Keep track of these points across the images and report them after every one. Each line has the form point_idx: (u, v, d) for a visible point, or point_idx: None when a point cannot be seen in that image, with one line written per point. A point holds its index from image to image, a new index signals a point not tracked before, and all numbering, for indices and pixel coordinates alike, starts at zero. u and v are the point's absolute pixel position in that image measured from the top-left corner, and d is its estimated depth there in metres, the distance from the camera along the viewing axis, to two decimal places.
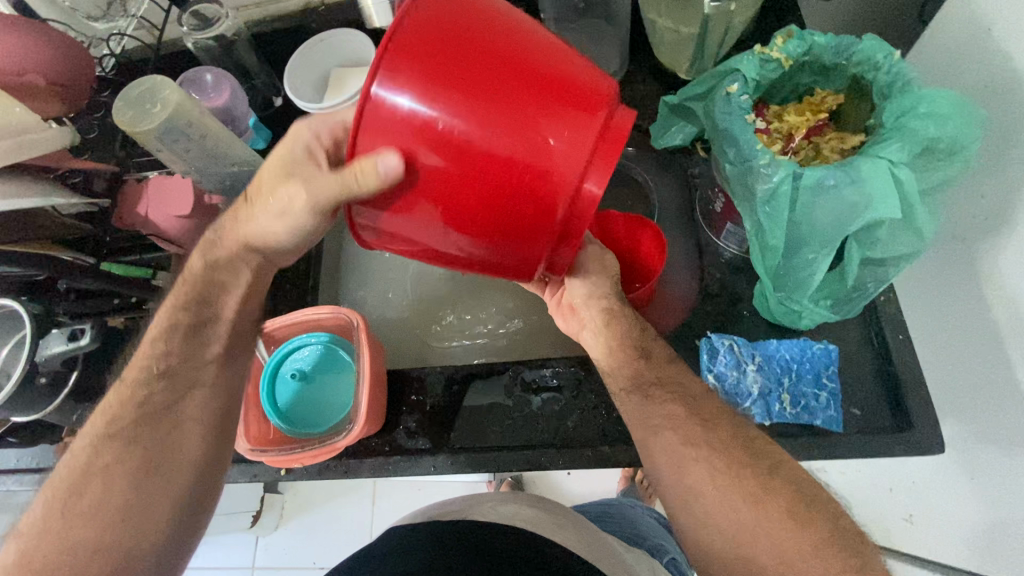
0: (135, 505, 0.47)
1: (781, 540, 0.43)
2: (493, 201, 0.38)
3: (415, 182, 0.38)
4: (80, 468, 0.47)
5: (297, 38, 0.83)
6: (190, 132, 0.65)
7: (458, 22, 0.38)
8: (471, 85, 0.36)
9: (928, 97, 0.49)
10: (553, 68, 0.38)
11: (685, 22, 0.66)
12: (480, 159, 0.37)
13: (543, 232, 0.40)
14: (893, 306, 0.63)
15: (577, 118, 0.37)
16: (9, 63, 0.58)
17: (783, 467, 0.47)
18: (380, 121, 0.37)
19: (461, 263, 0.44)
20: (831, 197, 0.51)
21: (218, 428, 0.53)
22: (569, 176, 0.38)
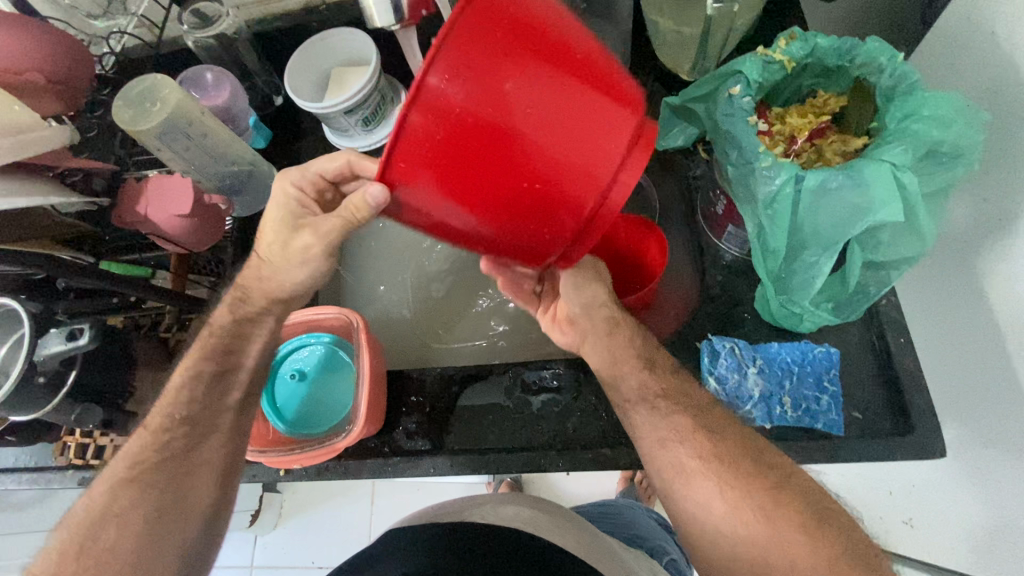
0: (147, 558, 0.47)
1: (788, 547, 0.43)
2: (537, 193, 0.38)
3: (464, 168, 0.36)
4: (97, 511, 0.48)
5: (298, 36, 0.83)
6: (190, 131, 0.65)
7: (521, 0, 0.35)
8: (536, 79, 0.35)
9: (931, 100, 0.49)
10: (600, 64, 0.38)
11: (687, 22, 0.65)
12: (535, 152, 0.36)
13: (572, 229, 0.42)
14: (895, 310, 0.63)
15: (622, 118, 0.39)
16: (6, 61, 0.57)
17: (796, 478, 0.47)
18: (435, 102, 0.33)
19: (474, 246, 0.43)
20: (834, 200, 0.51)
21: (229, 471, 0.54)
22: (609, 173, 0.39)
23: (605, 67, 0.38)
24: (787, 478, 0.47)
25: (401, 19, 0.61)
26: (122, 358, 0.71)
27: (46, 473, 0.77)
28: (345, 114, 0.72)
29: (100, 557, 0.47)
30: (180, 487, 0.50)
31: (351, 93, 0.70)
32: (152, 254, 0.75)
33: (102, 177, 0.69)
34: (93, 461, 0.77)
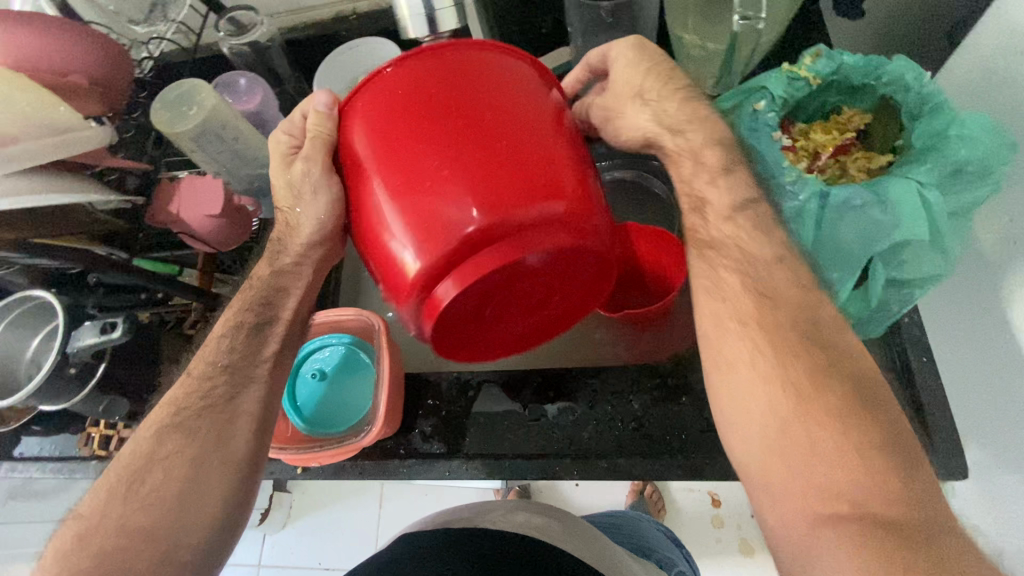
0: (190, 500, 0.48)
1: (818, 444, 0.39)
2: (409, 223, 0.40)
3: (372, 173, 0.42)
4: (144, 457, 0.50)
5: (328, 45, 0.85)
6: (224, 134, 0.67)
7: (487, 74, 0.41)
8: (459, 112, 0.40)
9: (959, 119, 0.49)
10: (537, 149, 0.40)
11: (712, 39, 0.66)
12: (420, 181, 0.40)
13: (431, 256, 0.40)
14: (917, 328, 0.62)
15: (517, 197, 0.38)
16: (53, 65, 0.59)
17: (850, 362, 0.41)
18: (375, 102, 0.42)
19: (364, 246, 0.45)
20: (857, 217, 0.51)
21: (265, 422, 0.54)
22: (476, 237, 0.39)
23: (556, 151, 0.41)
24: (837, 360, 0.41)
25: (435, 31, 0.51)
26: (152, 355, 0.73)
27: (69, 463, 0.79)
28: None
29: (148, 497, 0.48)
30: (223, 435, 0.51)
31: None
32: (183, 253, 0.76)
33: (135, 177, 0.71)
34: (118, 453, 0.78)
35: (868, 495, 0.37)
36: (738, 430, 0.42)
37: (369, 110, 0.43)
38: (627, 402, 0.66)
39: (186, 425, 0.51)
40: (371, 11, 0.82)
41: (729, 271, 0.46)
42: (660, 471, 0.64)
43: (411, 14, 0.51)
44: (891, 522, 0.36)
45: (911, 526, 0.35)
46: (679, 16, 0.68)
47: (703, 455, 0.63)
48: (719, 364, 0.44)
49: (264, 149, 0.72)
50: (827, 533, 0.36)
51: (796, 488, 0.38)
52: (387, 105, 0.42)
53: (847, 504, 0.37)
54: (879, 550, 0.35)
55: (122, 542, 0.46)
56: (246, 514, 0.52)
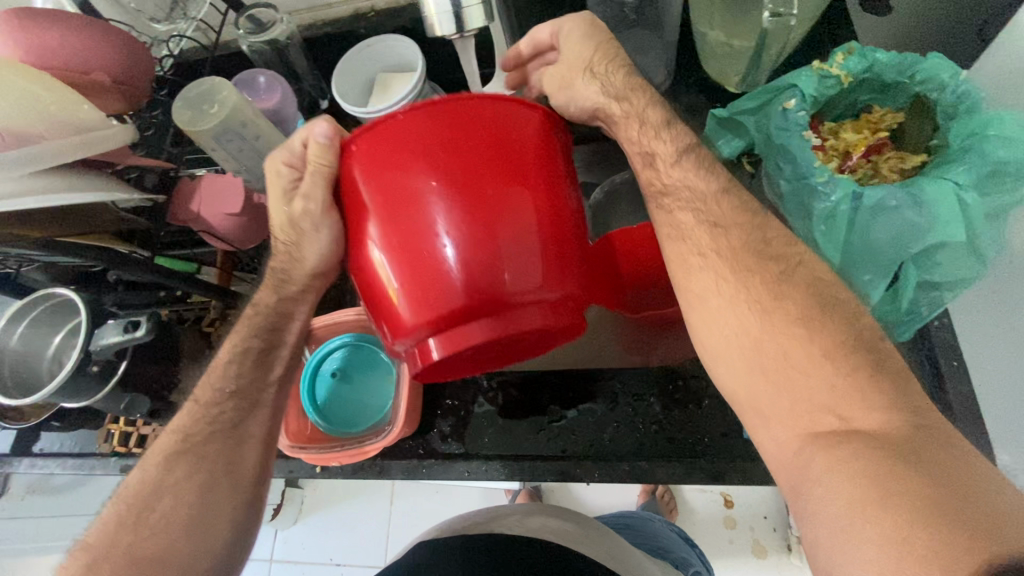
0: (201, 524, 0.49)
1: (792, 354, 0.38)
2: (407, 281, 0.39)
3: (373, 217, 0.40)
4: (151, 484, 0.50)
5: (346, 42, 0.84)
6: (245, 132, 0.68)
7: (508, 135, 0.38)
8: (474, 176, 0.38)
9: (998, 119, 0.48)
10: (549, 225, 0.39)
11: (739, 36, 0.65)
12: (425, 241, 0.38)
13: (422, 324, 0.39)
14: (947, 331, 0.60)
15: (523, 276, 0.38)
16: (74, 62, 0.59)
17: (801, 269, 0.42)
18: (383, 141, 0.39)
19: (357, 288, 0.43)
20: (891, 218, 0.50)
21: (268, 446, 0.55)
22: (475, 310, 0.38)
23: (556, 225, 0.39)
24: (790, 268, 0.42)
25: (463, 30, 0.49)
26: (175, 353, 0.73)
27: (88, 459, 0.79)
28: None
29: (158, 526, 0.48)
30: (232, 458, 0.52)
31: (396, 100, 0.72)
32: (200, 250, 0.78)
33: (153, 173, 0.70)
34: (135, 450, 0.78)
35: (845, 396, 0.36)
36: (720, 365, 0.42)
37: (374, 147, 0.39)
38: (648, 404, 0.66)
39: (196, 449, 0.52)
40: (389, 7, 0.81)
41: (686, 210, 0.45)
42: (683, 474, 0.63)
43: (438, 13, 0.48)
44: (877, 423, 0.35)
45: (895, 424, 0.34)
46: (705, 13, 0.67)
47: (726, 459, 0.62)
48: (688, 299, 0.43)
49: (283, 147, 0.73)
50: (820, 448, 0.35)
51: (783, 407, 0.38)
52: (396, 150, 0.38)
53: (832, 414, 0.36)
54: (871, 446, 0.34)
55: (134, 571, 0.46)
56: (250, 541, 0.53)
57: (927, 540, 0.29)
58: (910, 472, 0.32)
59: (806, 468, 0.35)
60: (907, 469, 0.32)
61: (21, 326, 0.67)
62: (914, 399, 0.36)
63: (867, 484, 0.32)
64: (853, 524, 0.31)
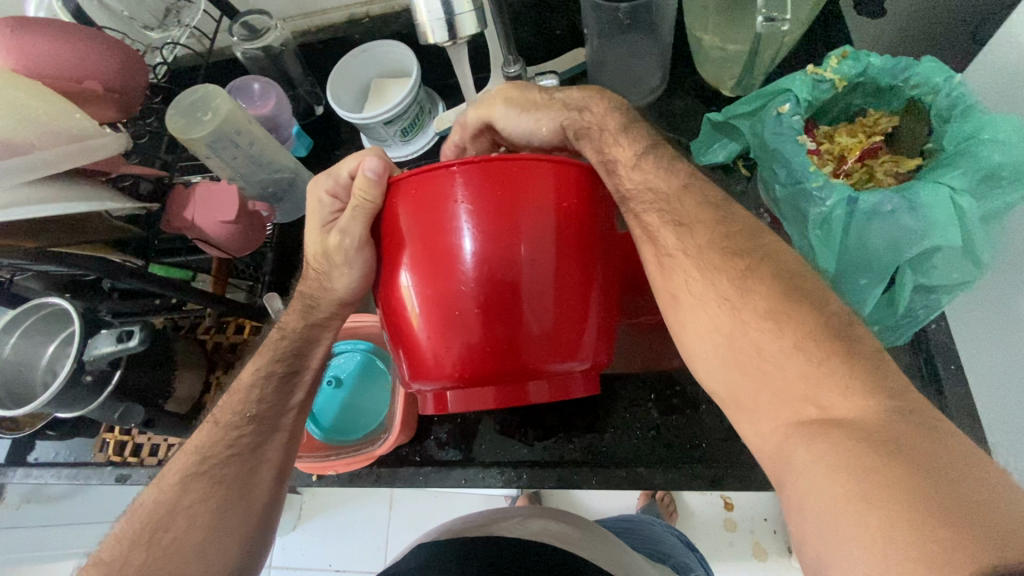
0: (212, 545, 0.49)
1: (765, 349, 0.37)
2: (433, 333, 0.39)
3: (410, 260, 0.40)
4: (168, 504, 0.50)
5: (341, 48, 0.84)
6: (238, 139, 0.68)
7: (553, 203, 0.38)
8: (515, 245, 0.38)
9: (993, 123, 0.48)
10: (578, 296, 0.40)
11: (732, 40, 0.65)
12: (458, 299, 0.38)
13: (440, 373, 0.40)
14: (943, 334, 0.61)
15: (544, 349, 0.39)
16: (67, 72, 0.59)
17: (772, 261, 0.40)
18: (430, 186, 0.38)
19: (380, 316, 0.44)
20: (888, 222, 0.50)
21: (282, 472, 0.56)
22: (492, 373, 0.40)
23: (585, 299, 0.40)
24: (755, 266, 0.39)
25: (455, 37, 0.48)
26: (167, 360, 0.73)
27: (83, 469, 0.79)
28: (385, 124, 0.75)
29: (169, 549, 0.48)
30: (250, 466, 0.53)
31: (392, 106, 0.72)
32: (196, 258, 0.78)
33: (148, 182, 0.70)
34: (130, 459, 0.78)
35: (822, 384, 0.34)
36: (701, 362, 0.41)
37: (421, 189, 0.39)
38: (646, 409, 0.66)
39: (212, 472, 0.51)
40: (383, 13, 0.81)
41: (658, 213, 0.43)
42: (681, 480, 0.63)
43: (430, 19, 0.47)
44: (858, 411, 0.33)
45: (875, 411, 0.32)
46: (698, 17, 0.67)
47: (724, 464, 0.62)
48: (665, 297, 0.43)
49: (276, 154, 0.73)
50: (802, 442, 0.33)
51: (763, 401, 0.37)
52: (444, 201, 0.38)
53: (812, 404, 0.34)
54: (851, 436, 0.31)
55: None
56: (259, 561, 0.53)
57: (908, 533, 0.27)
58: (894, 463, 0.29)
59: (789, 462, 0.34)
60: (888, 460, 0.30)
61: (13, 337, 0.67)
62: (898, 386, 0.34)
63: (849, 477, 0.30)
64: (834, 520, 0.29)
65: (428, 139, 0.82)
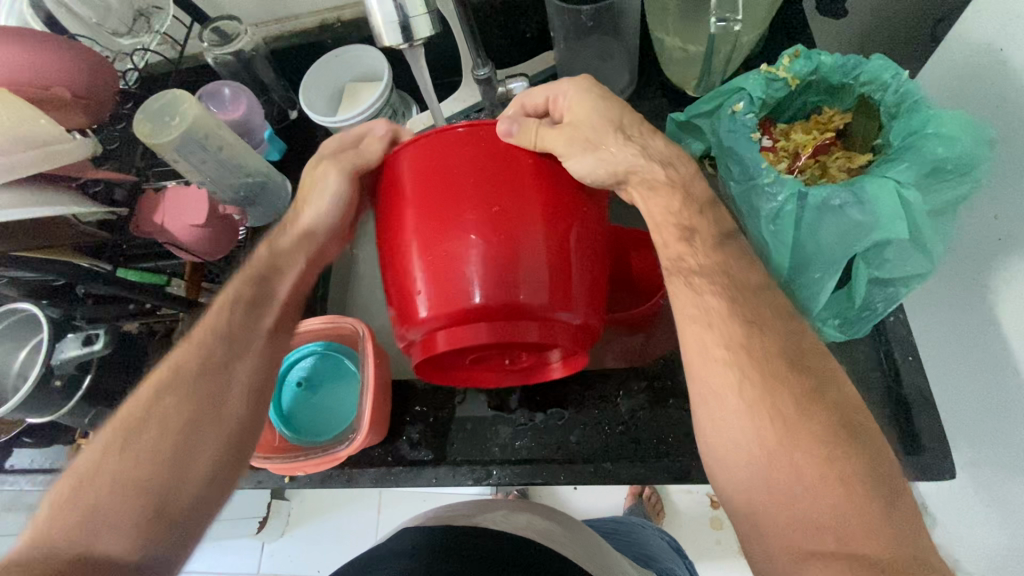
0: (183, 458, 0.45)
1: (806, 477, 0.37)
2: (435, 272, 0.44)
3: (413, 211, 0.45)
4: (135, 414, 0.46)
5: (313, 53, 0.85)
6: (206, 144, 0.68)
7: (538, 169, 0.46)
8: (507, 196, 0.44)
9: (937, 117, 0.49)
10: (565, 247, 0.45)
11: (692, 41, 0.66)
12: (457, 241, 0.44)
13: (440, 316, 0.45)
14: (902, 327, 0.62)
15: (536, 289, 0.44)
16: (31, 78, 0.59)
17: (836, 389, 0.41)
18: (432, 148, 0.45)
19: (384, 271, 0.48)
20: (837, 217, 0.51)
21: (267, 385, 0.51)
22: (490, 309, 0.44)
23: (570, 250, 0.45)
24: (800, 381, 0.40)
25: (411, 39, 0.49)
26: (138, 364, 0.73)
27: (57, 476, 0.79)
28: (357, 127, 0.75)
29: (136, 456, 0.44)
30: (221, 390, 0.49)
31: (362, 108, 0.73)
32: (169, 262, 0.77)
33: (122, 188, 0.70)
34: None
35: (823, 481, 0.37)
36: (724, 476, 0.41)
37: (424, 151, 0.46)
38: (614, 404, 0.66)
39: (185, 385, 0.48)
40: (355, 18, 0.82)
41: (716, 293, 0.45)
42: (649, 474, 0.63)
43: (385, 23, 0.48)
44: (882, 552, 0.35)
45: (897, 553, 0.34)
46: (660, 20, 0.68)
47: (691, 458, 0.63)
48: (704, 396, 0.42)
49: (246, 156, 0.73)
50: (818, 563, 0.35)
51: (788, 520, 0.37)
52: (444, 160, 0.45)
53: (831, 534, 0.36)
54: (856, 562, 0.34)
55: (111, 497, 0.42)
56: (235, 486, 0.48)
57: None
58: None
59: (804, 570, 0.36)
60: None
61: None
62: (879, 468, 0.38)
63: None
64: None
65: None
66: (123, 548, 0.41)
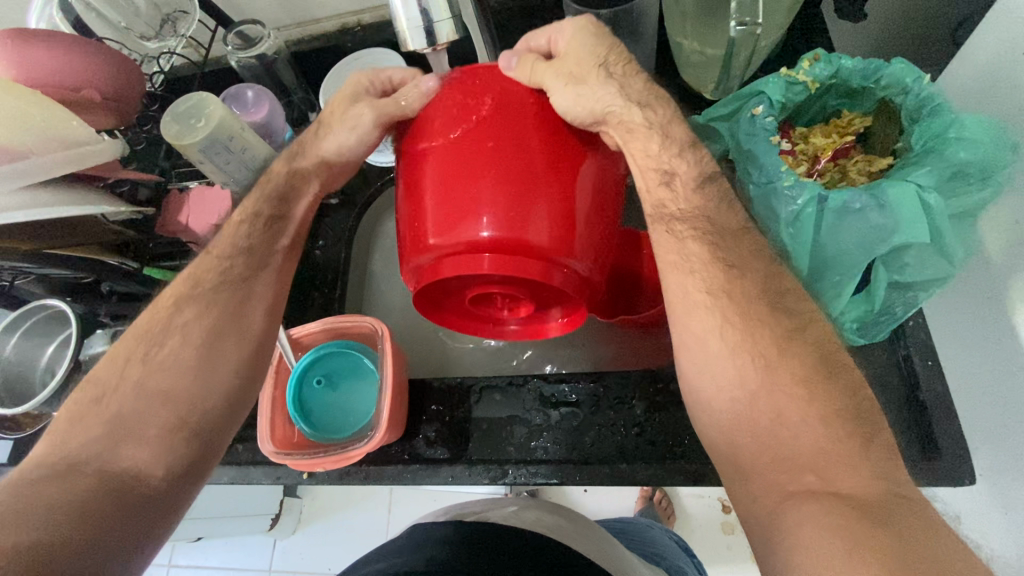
0: (206, 365, 0.49)
1: (811, 443, 0.37)
2: (449, 197, 0.46)
3: (435, 142, 0.47)
4: (162, 323, 0.50)
5: (333, 56, 0.86)
6: (231, 145, 0.69)
7: (560, 124, 0.48)
8: (529, 143, 0.46)
9: (958, 122, 0.49)
10: (578, 199, 0.47)
11: (711, 45, 0.67)
12: (476, 176, 0.45)
13: (441, 242, 0.47)
14: (922, 332, 0.61)
15: (545, 230, 0.45)
16: (64, 81, 0.61)
17: (835, 351, 0.41)
18: (465, 87, 0.48)
19: (400, 201, 0.50)
20: (858, 221, 0.51)
21: (277, 323, 0.55)
22: (498, 242, 0.45)
23: (585, 205, 0.47)
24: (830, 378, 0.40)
25: (434, 44, 0.50)
26: None
27: None
28: None
29: (164, 363, 0.49)
30: (237, 311, 0.52)
31: None
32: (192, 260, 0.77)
33: (146, 188, 0.73)
34: None
35: (831, 464, 0.36)
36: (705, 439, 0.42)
37: (456, 89, 0.48)
38: (630, 407, 0.66)
39: (205, 295, 0.52)
40: (375, 22, 0.83)
41: (696, 237, 0.46)
42: (664, 476, 0.63)
43: (409, 27, 0.49)
44: (863, 495, 0.35)
45: (877, 490, 0.34)
46: (679, 24, 0.69)
47: (708, 462, 0.63)
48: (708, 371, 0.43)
49: (269, 158, 0.74)
50: (794, 503, 0.35)
51: None
52: (474, 98, 0.47)
53: (808, 471, 0.36)
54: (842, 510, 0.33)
55: (141, 405, 0.47)
56: (249, 404, 0.52)
57: None
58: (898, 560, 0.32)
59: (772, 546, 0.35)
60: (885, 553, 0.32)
61: (13, 337, 0.69)
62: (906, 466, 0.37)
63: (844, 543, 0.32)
64: None
65: None
66: (148, 458, 0.45)
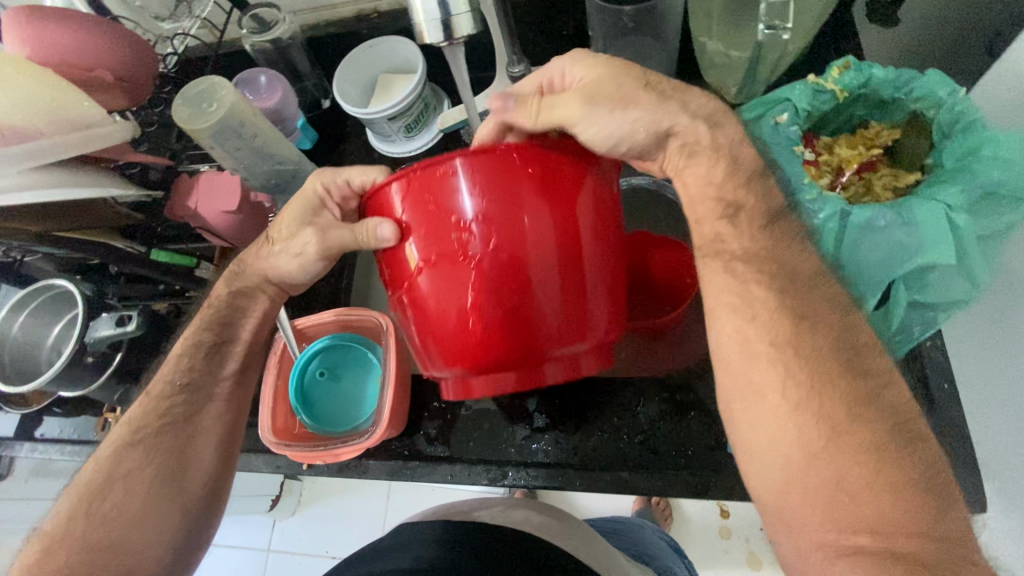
0: (151, 517, 0.51)
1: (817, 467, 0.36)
2: (455, 325, 0.43)
3: (425, 258, 0.42)
4: (105, 473, 0.52)
5: (349, 42, 0.85)
6: (241, 132, 0.68)
7: (560, 205, 0.41)
8: (527, 245, 0.41)
9: (994, 140, 0.47)
10: (589, 291, 0.43)
11: (736, 46, 0.65)
12: (478, 300, 0.41)
13: (471, 362, 0.44)
14: (938, 352, 0.59)
15: (558, 339, 0.44)
16: (77, 61, 0.60)
17: (857, 370, 0.39)
18: (439, 181, 0.40)
19: (399, 309, 0.46)
20: (881, 238, 0.50)
21: (228, 451, 0.57)
22: (513, 361, 0.44)
23: (595, 289, 0.44)
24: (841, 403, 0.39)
25: (450, 37, 0.48)
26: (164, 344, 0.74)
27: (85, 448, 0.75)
28: (388, 120, 0.75)
29: (109, 515, 0.50)
30: (185, 447, 0.54)
31: (395, 101, 0.72)
32: (199, 245, 0.77)
33: (157, 171, 0.73)
34: None
35: None
36: None
37: (429, 185, 0.40)
38: (634, 414, 0.65)
39: (147, 441, 0.53)
40: (392, 9, 0.81)
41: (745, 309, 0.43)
42: (665, 486, 0.63)
43: (426, 19, 0.48)
44: None
45: None
46: (704, 24, 0.67)
47: (712, 472, 0.62)
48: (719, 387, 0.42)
49: (279, 146, 0.74)
50: None
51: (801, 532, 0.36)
52: (454, 198, 0.40)
53: None
54: None
55: (88, 558, 0.49)
56: (202, 540, 0.55)
57: None
58: None
59: None
60: None
61: (21, 315, 0.69)
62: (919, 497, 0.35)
63: None
64: None
65: (433, 137, 0.81)
66: None
